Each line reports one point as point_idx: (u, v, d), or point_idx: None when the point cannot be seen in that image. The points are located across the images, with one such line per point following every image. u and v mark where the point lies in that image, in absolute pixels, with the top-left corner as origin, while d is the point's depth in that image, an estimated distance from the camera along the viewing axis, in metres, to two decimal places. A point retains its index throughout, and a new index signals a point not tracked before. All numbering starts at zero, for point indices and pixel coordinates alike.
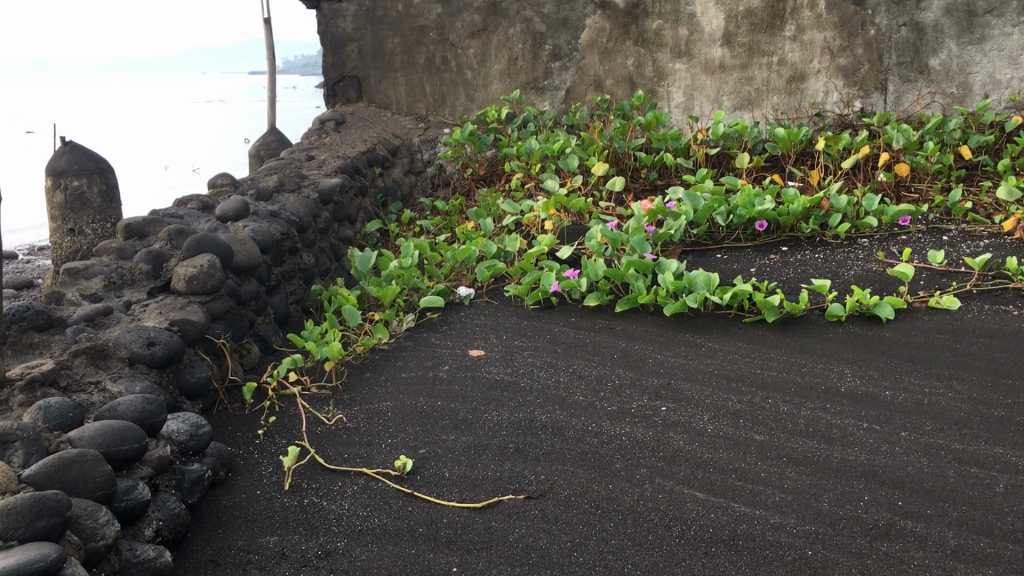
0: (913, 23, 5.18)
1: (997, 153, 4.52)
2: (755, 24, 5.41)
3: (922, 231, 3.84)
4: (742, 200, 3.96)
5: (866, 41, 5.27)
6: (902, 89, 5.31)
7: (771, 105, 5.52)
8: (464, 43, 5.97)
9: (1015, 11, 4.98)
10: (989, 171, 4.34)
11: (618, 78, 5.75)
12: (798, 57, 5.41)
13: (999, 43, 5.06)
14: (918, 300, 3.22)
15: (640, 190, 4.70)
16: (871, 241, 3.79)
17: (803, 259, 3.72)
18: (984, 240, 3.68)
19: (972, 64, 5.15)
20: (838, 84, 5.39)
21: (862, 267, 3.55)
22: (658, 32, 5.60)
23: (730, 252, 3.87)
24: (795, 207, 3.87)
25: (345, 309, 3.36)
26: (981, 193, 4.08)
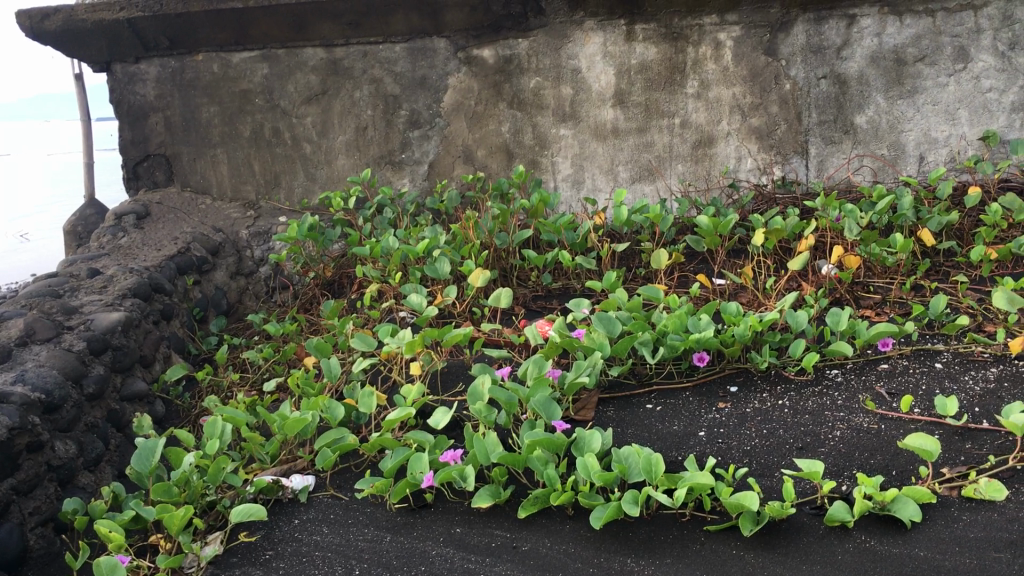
0: (834, 74, 4.36)
1: (961, 235, 3.69)
2: (651, 79, 4.48)
3: (907, 354, 2.93)
4: (673, 324, 2.96)
5: (781, 97, 4.41)
6: (826, 152, 4.46)
7: (677, 174, 4.59)
8: (300, 110, 4.83)
9: (949, 59, 4.24)
10: (959, 262, 3.50)
11: (491, 147, 4.71)
12: (703, 117, 4.50)
13: (933, 96, 4.30)
14: (948, 487, 2.24)
15: (531, 298, 3.72)
16: (845, 375, 2.86)
17: (763, 408, 2.74)
18: (990, 368, 2.78)
19: (903, 120, 4.35)
20: (751, 148, 4.50)
21: (849, 423, 2.58)
22: (536, 92, 4.59)
23: (664, 401, 2.85)
24: (742, 331, 2.89)
25: (103, 562, 2.16)
26: (962, 294, 3.22)
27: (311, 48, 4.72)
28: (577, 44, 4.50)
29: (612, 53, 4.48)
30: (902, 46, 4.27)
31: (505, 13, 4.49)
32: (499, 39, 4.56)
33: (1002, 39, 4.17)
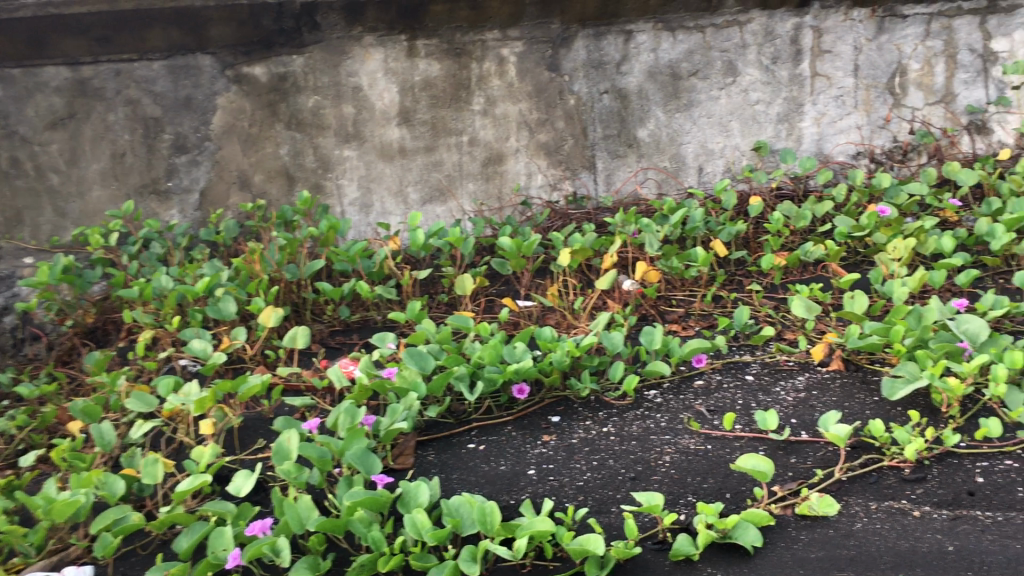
0: (615, 89, 4.40)
1: (748, 243, 3.80)
2: (436, 96, 4.34)
3: (719, 369, 2.93)
4: (489, 355, 2.80)
5: (566, 112, 4.40)
6: (613, 165, 4.46)
7: (469, 194, 4.42)
8: (43, 137, 4.24)
9: (720, 73, 4.40)
10: (751, 272, 3.59)
11: (269, 171, 4.34)
12: (491, 134, 4.39)
13: (708, 109, 4.43)
14: (783, 506, 2.21)
15: (328, 335, 3.44)
16: (664, 395, 2.81)
17: (590, 438, 2.64)
18: (797, 377, 2.83)
19: (682, 133, 4.44)
20: (541, 164, 4.43)
21: (676, 446, 2.53)
22: (315, 111, 4.31)
23: (487, 439, 2.69)
24: (560, 357, 2.78)
25: None
26: (760, 303, 3.28)
27: (52, 66, 4.18)
28: (356, 60, 4.28)
29: (394, 69, 4.30)
30: (677, 61, 4.38)
31: (276, 28, 4.19)
32: (271, 56, 4.25)
33: (765, 54, 4.39)
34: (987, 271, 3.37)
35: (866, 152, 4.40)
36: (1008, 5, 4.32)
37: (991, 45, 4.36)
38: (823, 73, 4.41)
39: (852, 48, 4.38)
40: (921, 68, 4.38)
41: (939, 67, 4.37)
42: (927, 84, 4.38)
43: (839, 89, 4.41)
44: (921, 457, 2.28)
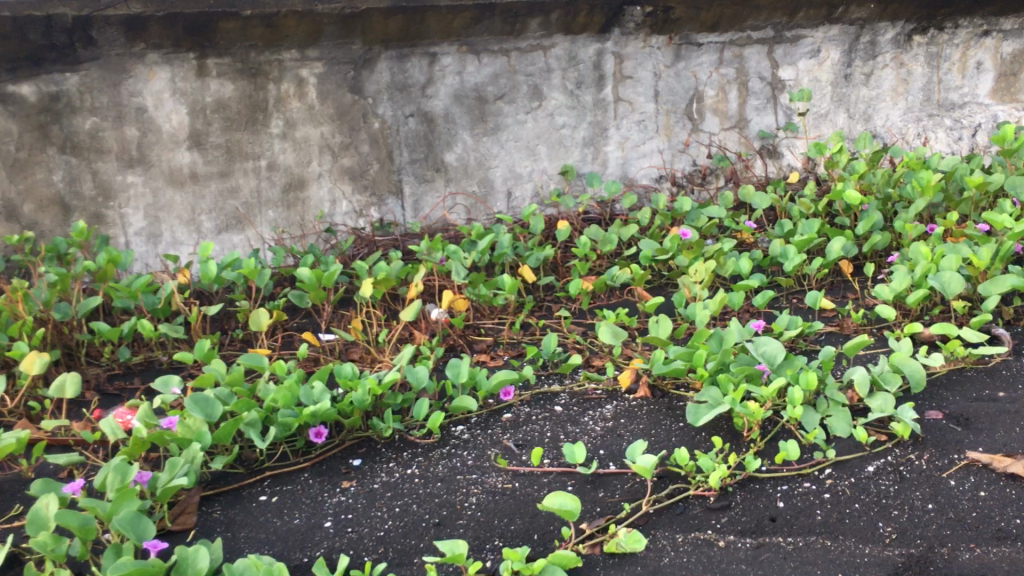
0: (421, 113, 4.25)
1: (556, 269, 3.78)
2: (230, 119, 4.06)
3: (527, 401, 2.84)
4: (284, 397, 2.59)
5: (370, 135, 4.23)
6: (420, 190, 4.36)
7: (268, 222, 4.21)
8: None
9: (525, 97, 4.35)
10: (560, 297, 3.55)
11: (41, 200, 3.94)
12: (292, 158, 4.17)
13: (514, 133, 4.39)
14: (591, 545, 2.11)
15: (106, 379, 3.12)
16: (471, 431, 2.69)
17: (393, 482, 2.47)
18: (605, 406, 2.78)
19: (489, 157, 4.39)
20: (346, 189, 4.28)
21: (483, 486, 2.41)
22: (94, 134, 3.93)
23: (281, 490, 2.47)
24: (361, 396, 2.60)
25: None
26: (568, 330, 3.24)
27: None
28: (140, 79, 3.92)
29: (182, 89, 3.98)
30: (483, 84, 4.29)
31: (45, 43, 3.75)
32: (41, 73, 3.81)
33: (570, 78, 4.37)
34: (782, 291, 3.46)
35: (668, 175, 4.55)
36: (793, 36, 4.47)
37: (779, 73, 4.53)
38: (625, 98, 4.45)
39: (652, 74, 4.44)
40: (715, 95, 4.51)
41: (732, 94, 4.52)
42: (722, 110, 4.53)
43: (641, 114, 4.48)
44: (725, 484, 2.25)
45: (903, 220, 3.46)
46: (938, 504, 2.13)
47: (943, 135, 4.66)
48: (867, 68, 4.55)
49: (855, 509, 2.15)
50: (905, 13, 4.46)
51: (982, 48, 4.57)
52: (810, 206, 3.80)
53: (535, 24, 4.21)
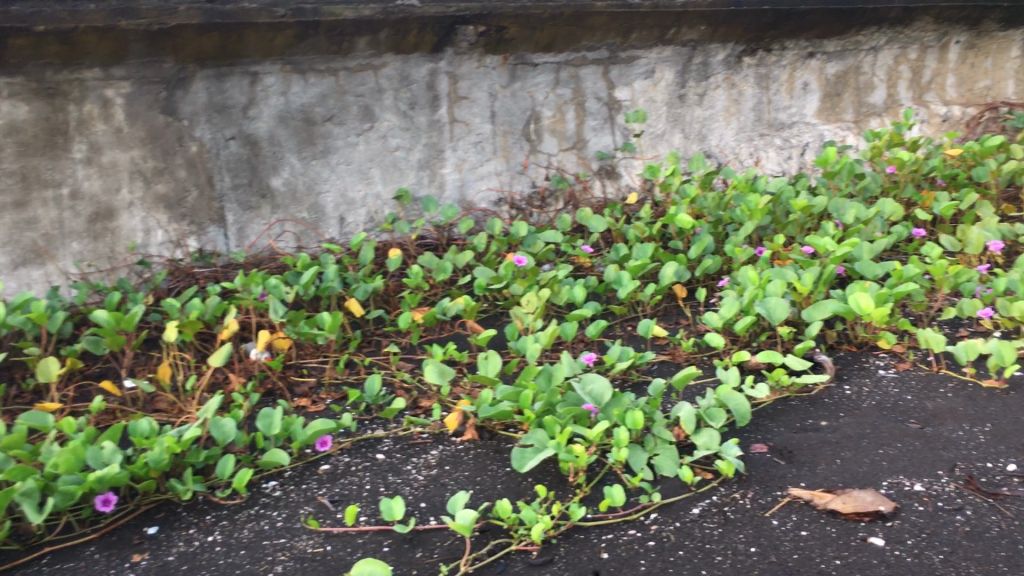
0: (242, 135, 3.86)
1: (388, 301, 3.60)
2: (25, 143, 3.45)
3: (348, 449, 2.66)
4: (66, 462, 2.28)
5: (187, 160, 3.77)
6: (244, 219, 3.94)
7: (71, 255, 3.61)
8: None
9: (356, 119, 4.06)
10: (390, 332, 3.38)
11: None
12: (98, 186, 3.62)
13: (346, 156, 4.07)
14: None
15: None
16: (283, 487, 2.49)
17: (193, 551, 2.24)
18: (430, 452, 2.62)
19: (319, 181, 4.05)
20: (160, 218, 3.78)
21: (292, 551, 2.21)
22: None
23: (60, 568, 2.19)
24: (157, 457, 2.34)
25: None
26: (395, 368, 3.06)
27: None
28: None
29: None
30: (309, 105, 3.96)
31: None
32: None
33: (402, 99, 4.12)
34: (616, 319, 3.40)
35: (507, 199, 4.38)
36: (628, 56, 4.41)
37: (615, 94, 4.46)
38: (460, 119, 4.25)
39: (488, 95, 4.26)
40: (553, 115, 4.39)
41: (570, 115, 4.41)
42: (560, 130, 4.42)
43: (477, 136, 4.29)
44: (548, 537, 2.13)
45: (733, 243, 3.45)
46: (760, 547, 2.04)
47: (774, 154, 4.75)
48: (700, 88, 4.56)
49: (679, 556, 2.05)
50: (735, 36, 4.48)
51: (807, 69, 4.70)
52: (644, 229, 3.77)
53: (364, 43, 3.95)
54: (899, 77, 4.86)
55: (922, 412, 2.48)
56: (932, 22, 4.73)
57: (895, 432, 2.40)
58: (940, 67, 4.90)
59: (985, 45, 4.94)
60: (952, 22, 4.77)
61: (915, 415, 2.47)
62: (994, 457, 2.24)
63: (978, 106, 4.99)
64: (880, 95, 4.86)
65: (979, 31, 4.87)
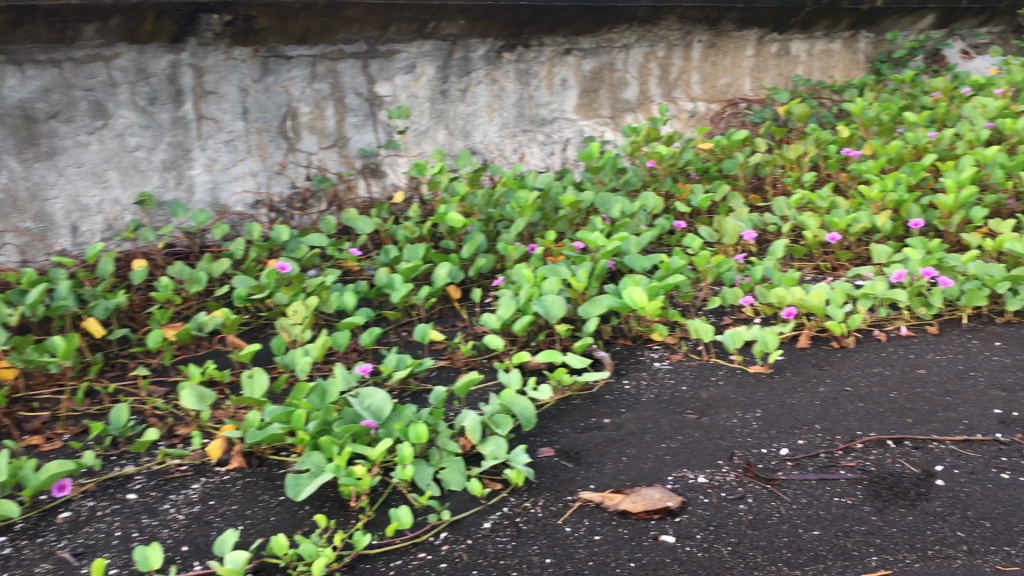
0: None
1: (134, 318, 3.23)
2: None
3: (92, 492, 2.33)
4: None
5: None
6: None
7: None
8: None
9: (86, 115, 3.62)
10: (138, 353, 3.04)
11: None
12: None
13: (76, 157, 3.61)
14: None
15: None
16: (13, 543, 2.13)
17: None
18: (191, 486, 2.35)
19: (45, 186, 3.55)
20: None
21: None
22: None
23: None
24: None
25: None
26: (145, 393, 2.74)
27: None
28: None
29: None
30: (29, 100, 3.47)
31: None
32: None
33: (140, 94, 3.73)
34: (389, 324, 3.24)
35: (265, 201, 4.06)
36: (386, 50, 4.25)
37: (376, 89, 4.28)
38: (208, 116, 3.90)
39: (238, 89, 3.95)
40: (311, 111, 4.14)
41: (329, 111, 4.18)
42: (319, 128, 4.17)
43: (228, 133, 3.96)
44: (331, 570, 1.94)
45: (505, 240, 3.39)
46: (554, 558, 1.96)
47: (536, 150, 4.77)
48: (462, 84, 4.49)
49: None
50: (494, 31, 4.44)
51: (564, 66, 4.75)
52: (414, 229, 3.63)
53: (91, 31, 3.54)
54: (649, 74, 5.02)
55: (697, 401, 2.50)
56: (677, 22, 4.91)
57: (675, 424, 2.39)
58: (685, 65, 5.12)
59: (725, 45, 5.20)
60: (694, 22, 4.97)
61: (691, 405, 2.49)
62: (769, 442, 2.25)
63: (720, 103, 5.24)
64: (633, 91, 5.00)
65: (718, 31, 5.11)
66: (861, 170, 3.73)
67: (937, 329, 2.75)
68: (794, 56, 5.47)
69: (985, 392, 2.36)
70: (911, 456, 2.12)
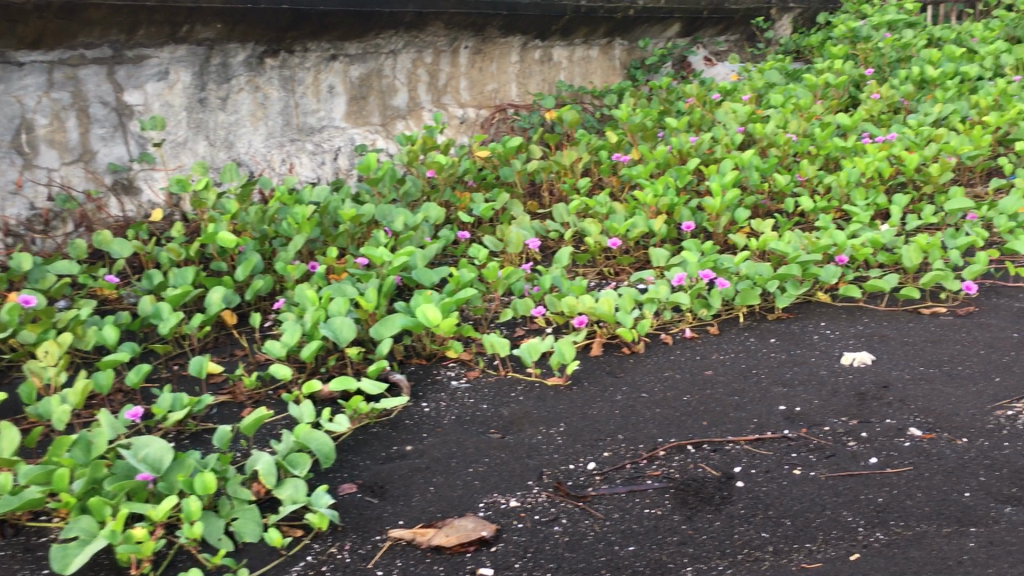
0: None
1: None
2: None
3: None
4: None
5: None
6: None
7: None
8: None
9: None
10: None
11: None
12: None
13: None
14: None
15: None
16: None
17: None
18: None
19: None
20: None
21: None
22: None
23: None
24: None
25: None
26: None
27: None
28: None
29: None
30: None
31: None
32: None
33: None
34: (158, 359, 2.96)
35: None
36: (135, 56, 3.87)
37: (124, 98, 3.88)
38: None
39: None
40: (49, 123, 3.66)
41: (71, 122, 3.72)
42: (60, 141, 3.70)
43: None
44: None
45: (283, 260, 3.18)
46: None
47: (306, 160, 4.50)
48: (222, 91, 4.17)
49: None
50: (254, 36, 4.17)
51: (331, 72, 4.54)
52: (179, 251, 3.33)
53: None
54: (417, 80, 4.91)
55: (500, 419, 2.43)
56: (443, 28, 4.85)
57: (480, 446, 2.30)
58: (453, 71, 5.07)
59: (490, 51, 5.22)
60: (459, 28, 4.93)
61: (494, 424, 2.41)
62: (575, 457, 2.22)
63: (489, 109, 5.26)
64: (403, 98, 4.86)
65: (484, 37, 5.10)
66: (632, 175, 3.84)
67: (717, 328, 2.86)
68: (556, 62, 5.59)
69: (768, 389, 2.44)
70: (710, 459, 2.15)
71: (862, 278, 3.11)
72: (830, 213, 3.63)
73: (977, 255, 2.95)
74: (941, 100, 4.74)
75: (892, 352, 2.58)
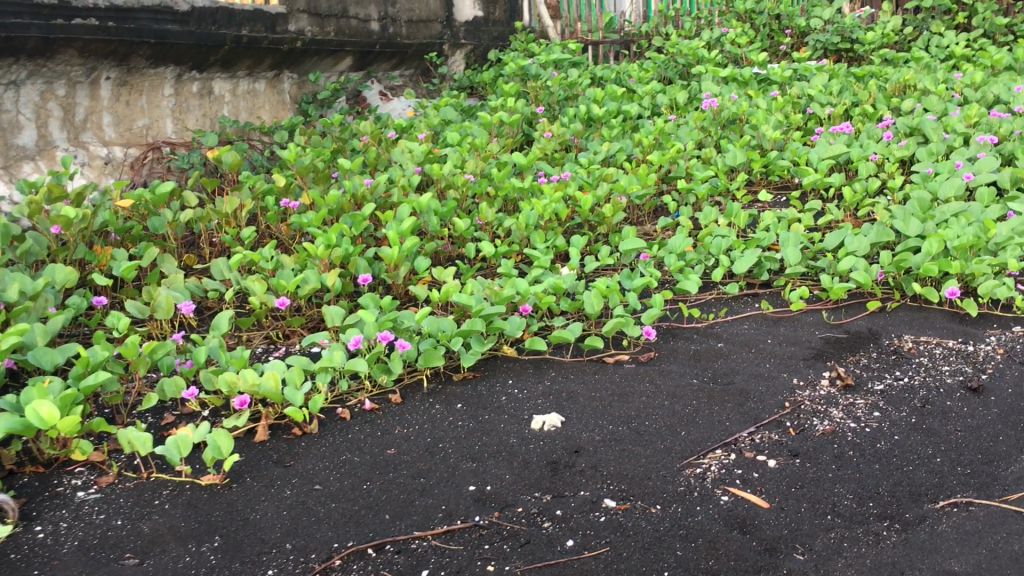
0: None
1: None
2: None
3: None
4: None
5: None
6: None
7: None
8: None
9: None
10: None
11: None
12: None
13: None
14: None
15: None
16: None
17: None
18: None
19: None
20: None
21: None
22: None
23: None
24: None
25: None
26: None
27: None
28: None
29: None
30: None
31: None
32: None
33: None
34: None
35: None
36: None
37: None
38: None
39: None
40: None
41: None
42: None
43: None
44: None
45: None
46: None
47: None
48: None
49: None
50: None
51: None
52: None
53: None
54: (48, 115, 4.23)
55: (137, 539, 1.97)
56: (77, 56, 4.19)
57: None
58: (93, 105, 4.44)
59: (138, 83, 4.63)
60: (97, 56, 4.30)
61: (130, 546, 1.94)
62: None
63: (139, 147, 4.65)
64: (29, 136, 4.15)
65: (129, 67, 4.50)
66: (303, 223, 3.49)
67: (399, 396, 2.58)
68: (218, 95, 5.11)
69: (456, 467, 2.20)
70: (394, 564, 1.86)
71: (546, 327, 2.99)
72: (510, 257, 3.52)
73: (654, 298, 2.93)
74: (607, 139, 4.88)
75: (581, 411, 2.45)
